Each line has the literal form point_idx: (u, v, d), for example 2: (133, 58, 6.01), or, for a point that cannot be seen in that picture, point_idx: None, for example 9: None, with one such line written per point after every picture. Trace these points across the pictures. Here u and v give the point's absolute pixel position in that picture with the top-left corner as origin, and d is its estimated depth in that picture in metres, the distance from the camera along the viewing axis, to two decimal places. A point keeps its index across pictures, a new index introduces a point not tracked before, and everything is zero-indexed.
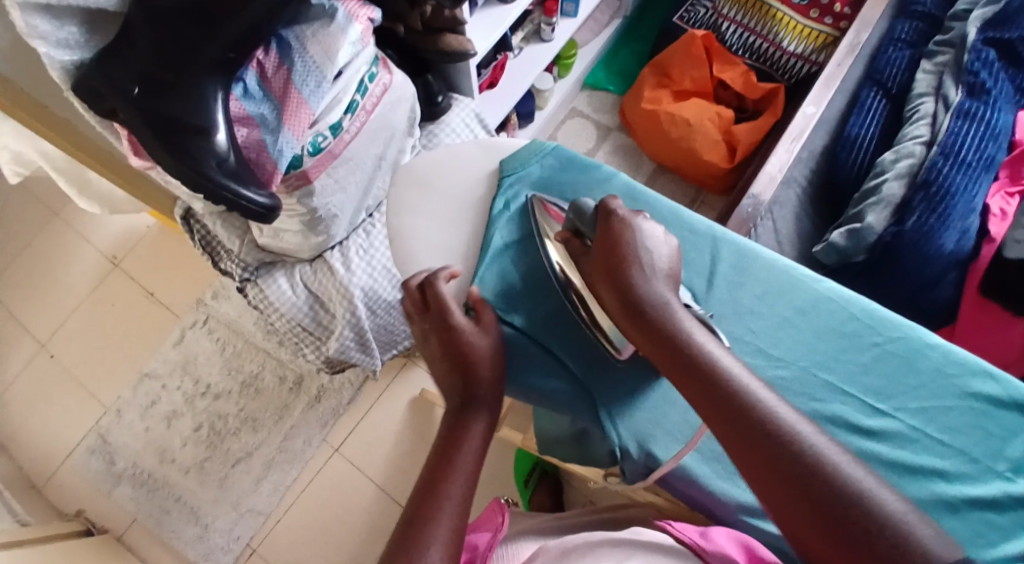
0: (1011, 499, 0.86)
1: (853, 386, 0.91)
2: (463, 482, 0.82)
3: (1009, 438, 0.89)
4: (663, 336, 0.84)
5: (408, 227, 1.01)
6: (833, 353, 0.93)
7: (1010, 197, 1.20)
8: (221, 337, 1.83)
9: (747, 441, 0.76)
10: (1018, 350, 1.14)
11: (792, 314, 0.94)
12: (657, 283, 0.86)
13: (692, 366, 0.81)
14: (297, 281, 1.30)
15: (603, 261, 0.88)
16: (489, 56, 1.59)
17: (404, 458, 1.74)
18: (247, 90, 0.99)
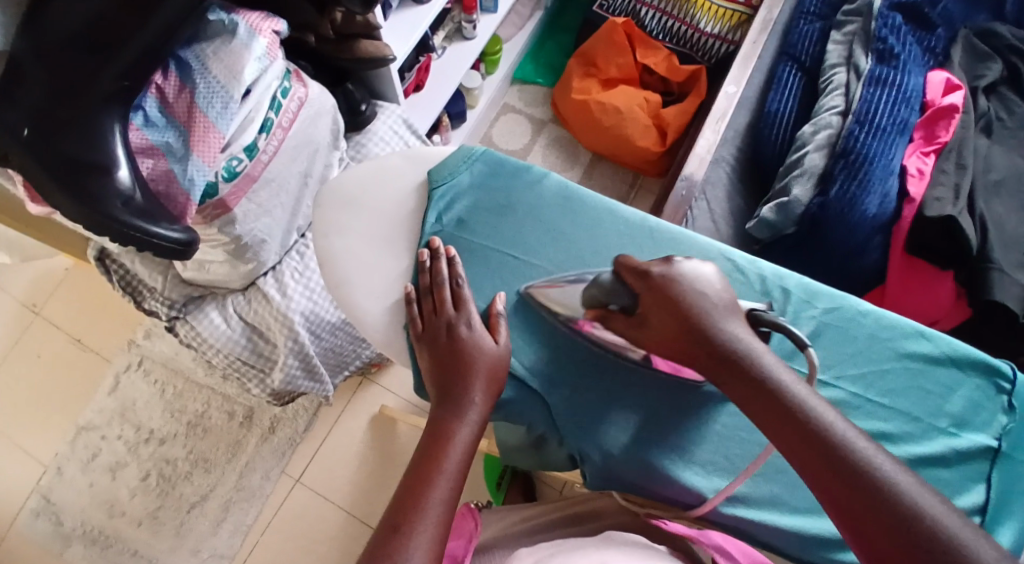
0: (957, 453, 0.85)
1: (795, 361, 0.89)
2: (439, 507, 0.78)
3: (947, 393, 0.88)
4: (720, 355, 0.79)
5: (340, 250, 0.96)
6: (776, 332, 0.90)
7: (926, 156, 1.20)
8: (160, 378, 1.75)
9: (818, 460, 0.72)
10: (948, 303, 1.16)
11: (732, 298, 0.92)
12: (725, 315, 0.81)
13: (772, 402, 0.75)
14: (230, 313, 1.25)
15: (655, 304, 0.83)
16: (411, 59, 1.56)
17: (368, 480, 1.70)
18: (147, 118, 0.94)
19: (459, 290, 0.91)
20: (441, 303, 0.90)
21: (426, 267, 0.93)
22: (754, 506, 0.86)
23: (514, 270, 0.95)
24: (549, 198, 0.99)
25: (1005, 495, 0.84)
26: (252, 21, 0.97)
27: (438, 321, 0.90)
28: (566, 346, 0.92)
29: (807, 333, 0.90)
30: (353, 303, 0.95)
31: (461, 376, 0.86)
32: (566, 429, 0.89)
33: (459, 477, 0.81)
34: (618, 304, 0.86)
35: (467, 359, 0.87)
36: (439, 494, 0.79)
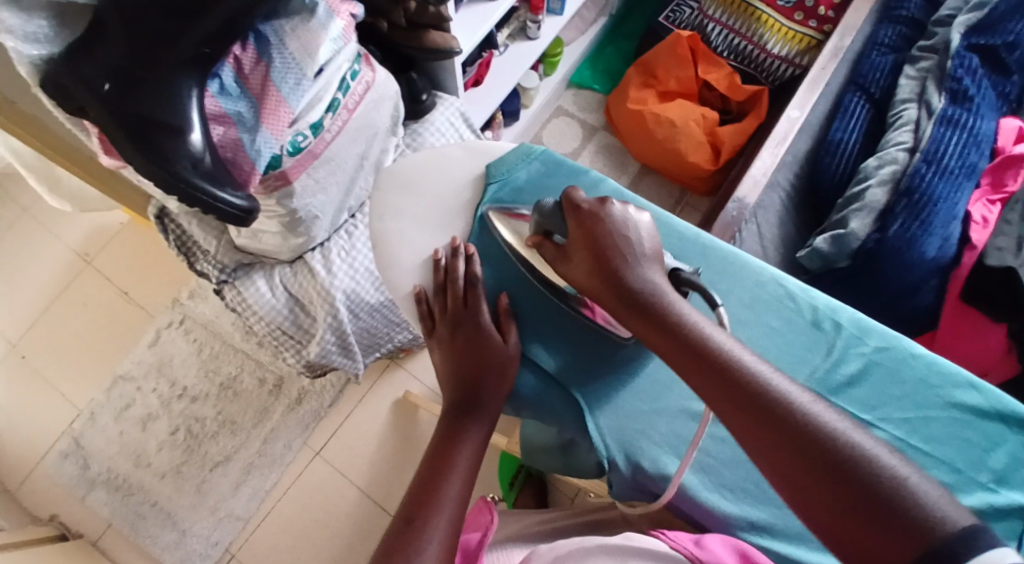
0: (994, 510, 0.83)
1: (840, 397, 0.88)
2: (449, 514, 0.80)
3: (991, 448, 0.86)
4: (655, 318, 0.80)
5: (393, 234, 0.97)
6: (824, 365, 0.89)
7: (992, 205, 1.18)
8: (198, 338, 1.80)
9: (749, 416, 0.71)
10: (997, 355, 1.13)
11: (780, 325, 0.91)
12: (643, 262, 0.83)
13: (692, 351, 0.76)
14: (276, 283, 1.27)
15: (581, 244, 0.85)
16: (474, 54, 1.56)
17: (386, 462, 1.73)
18: (223, 86, 0.96)
19: (472, 287, 0.91)
20: (455, 299, 0.91)
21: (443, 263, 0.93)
22: (783, 537, 0.84)
23: None
24: None
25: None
26: (332, 2, 1.00)
27: (451, 317, 0.91)
28: (610, 355, 0.90)
29: (854, 369, 0.89)
30: (400, 287, 0.96)
31: (473, 377, 0.88)
32: (600, 439, 0.87)
33: (469, 476, 0.84)
34: (559, 233, 0.88)
35: (479, 360, 0.89)
36: (451, 491, 0.82)
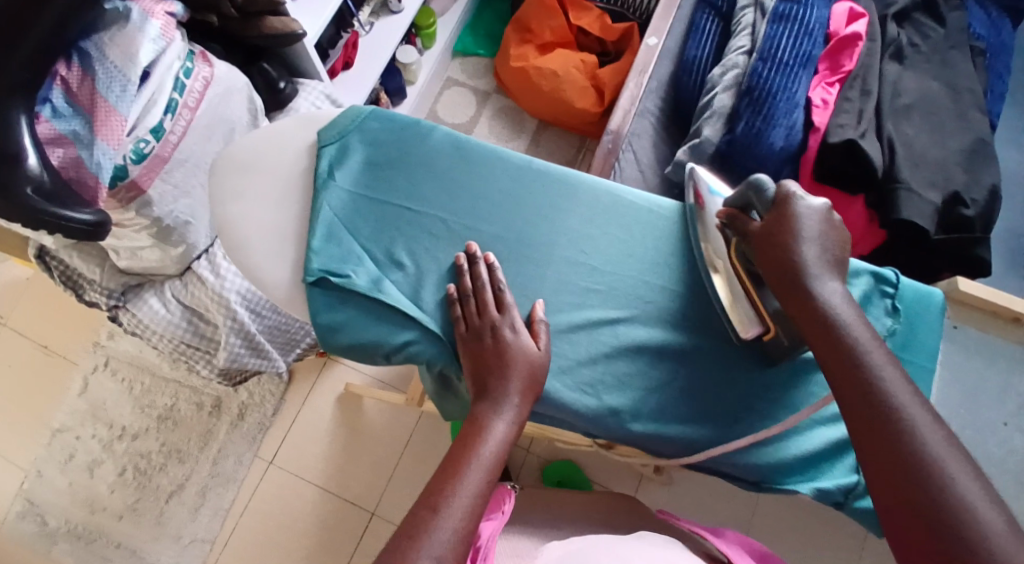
0: None
1: (679, 285, 0.87)
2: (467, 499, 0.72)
3: None
4: (807, 311, 0.76)
5: (236, 216, 0.87)
6: (660, 258, 0.87)
7: (830, 87, 1.22)
8: (125, 376, 1.80)
9: (870, 420, 0.71)
10: (862, 227, 1.21)
11: (619, 230, 0.88)
12: (818, 260, 0.78)
13: (841, 349, 0.74)
14: (168, 298, 1.29)
15: (771, 230, 0.79)
16: (335, 35, 1.58)
17: (339, 455, 1.77)
18: (55, 109, 0.98)
19: (501, 294, 0.82)
20: (484, 306, 0.81)
21: (464, 269, 0.83)
22: (659, 421, 0.83)
23: (411, 224, 0.86)
24: (442, 149, 0.89)
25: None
26: (147, 6, 1.05)
27: (479, 324, 0.80)
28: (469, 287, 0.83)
29: (691, 257, 0.88)
30: (248, 268, 0.85)
31: (499, 377, 0.78)
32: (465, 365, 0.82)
33: (493, 468, 0.74)
34: (760, 214, 0.82)
35: (505, 364, 0.78)
36: (471, 479, 0.73)
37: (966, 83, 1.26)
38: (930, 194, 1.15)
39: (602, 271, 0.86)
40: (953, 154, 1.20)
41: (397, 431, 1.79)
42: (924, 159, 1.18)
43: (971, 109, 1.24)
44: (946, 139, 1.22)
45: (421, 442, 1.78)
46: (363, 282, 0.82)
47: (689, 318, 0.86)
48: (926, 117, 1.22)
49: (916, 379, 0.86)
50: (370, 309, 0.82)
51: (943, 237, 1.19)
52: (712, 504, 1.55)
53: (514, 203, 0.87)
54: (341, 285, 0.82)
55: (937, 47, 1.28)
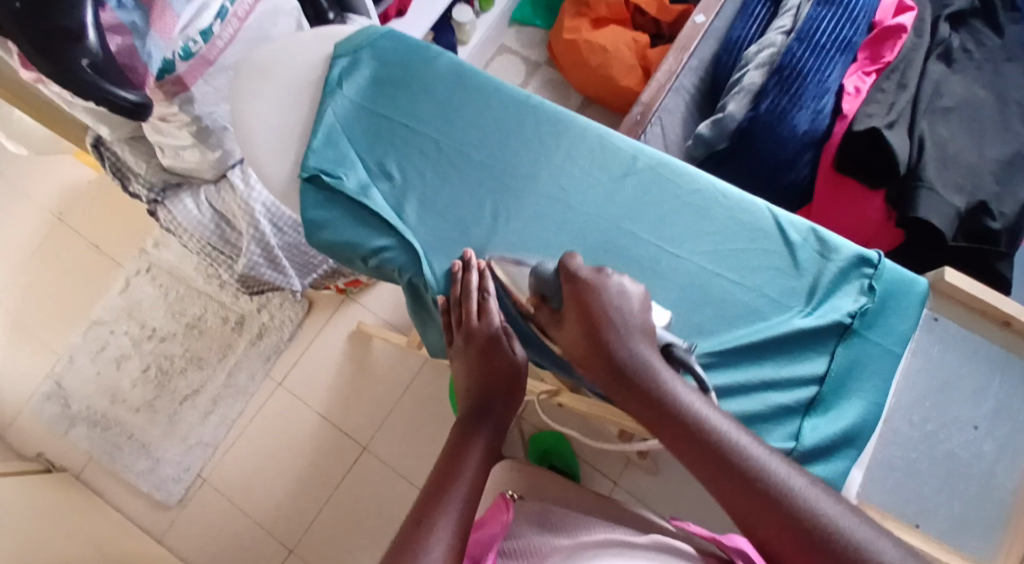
0: (808, 331, 0.82)
1: (651, 234, 0.86)
2: (462, 500, 0.74)
3: (801, 272, 0.84)
4: (638, 392, 0.75)
5: (252, 113, 0.92)
6: (636, 203, 0.88)
7: (867, 76, 1.16)
8: (164, 283, 1.81)
9: (733, 486, 0.70)
10: (876, 225, 1.13)
11: (595, 172, 0.90)
12: (634, 335, 0.77)
13: (679, 425, 0.73)
14: (202, 200, 1.34)
15: (572, 312, 0.79)
16: None
17: (346, 387, 1.76)
18: (120, 1, 1.05)
19: (485, 300, 0.83)
20: (471, 313, 0.83)
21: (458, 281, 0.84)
22: None
23: (404, 140, 0.91)
24: (444, 78, 0.93)
25: (849, 373, 0.82)
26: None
27: (472, 331, 0.83)
28: (447, 208, 0.88)
29: (669, 209, 0.87)
30: (256, 161, 0.91)
31: (487, 383, 0.82)
32: (433, 275, 0.86)
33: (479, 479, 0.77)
34: (556, 298, 0.81)
35: (490, 370, 0.82)
36: (460, 490, 0.75)
37: (1016, 95, 1.18)
38: (954, 198, 1.08)
39: (578, 209, 0.88)
40: (988, 162, 1.12)
41: (402, 375, 1.76)
42: (954, 162, 1.11)
43: (1017, 121, 1.16)
44: (984, 146, 1.13)
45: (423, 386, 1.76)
46: (352, 186, 0.87)
47: (658, 264, 0.85)
48: (966, 120, 1.14)
49: (878, 361, 0.82)
50: (355, 213, 0.87)
51: (963, 244, 1.10)
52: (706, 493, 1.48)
53: (504, 135, 0.91)
54: (330, 185, 0.87)
55: (990, 56, 1.19)
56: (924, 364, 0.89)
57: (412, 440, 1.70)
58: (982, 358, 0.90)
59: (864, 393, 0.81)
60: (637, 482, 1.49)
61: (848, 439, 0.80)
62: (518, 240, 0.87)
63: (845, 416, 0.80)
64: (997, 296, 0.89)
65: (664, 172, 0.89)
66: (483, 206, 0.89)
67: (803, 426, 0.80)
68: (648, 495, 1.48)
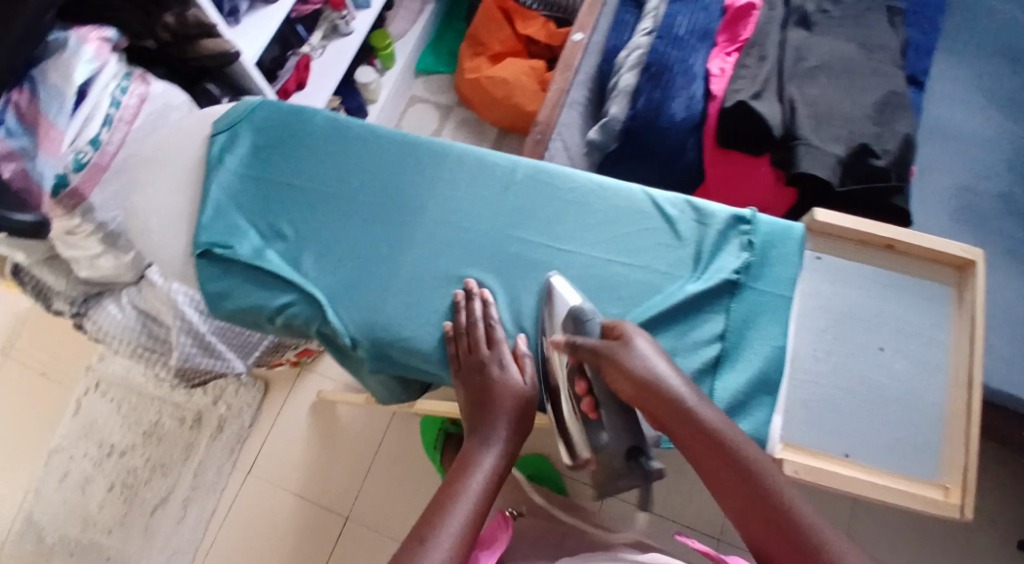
0: (700, 294, 0.88)
1: (542, 237, 0.92)
2: (467, 509, 0.79)
3: (683, 241, 0.91)
4: (689, 440, 0.79)
5: None
6: (522, 211, 0.93)
7: (728, 56, 1.22)
8: (115, 396, 1.67)
9: (766, 531, 0.74)
10: (770, 190, 1.18)
11: (478, 191, 0.94)
12: (686, 391, 0.80)
13: (723, 471, 0.77)
14: (125, 304, 1.33)
15: (620, 381, 0.81)
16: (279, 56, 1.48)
17: (316, 461, 1.62)
18: (7, 130, 1.02)
19: (494, 329, 0.87)
20: (477, 343, 0.86)
21: (460, 308, 0.88)
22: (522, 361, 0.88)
23: (291, 198, 0.93)
24: (320, 132, 0.95)
25: (747, 325, 0.88)
26: (80, 33, 1.09)
27: (473, 361, 0.87)
28: (345, 251, 0.91)
29: (554, 211, 0.93)
30: None
31: (488, 411, 0.86)
32: (342, 319, 0.88)
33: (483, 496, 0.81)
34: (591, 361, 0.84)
35: (493, 401, 0.87)
36: (463, 502, 0.79)
37: (880, 42, 1.20)
38: (833, 147, 1.10)
39: (469, 227, 0.92)
40: (862, 109, 1.14)
41: (370, 437, 1.63)
42: (829, 118, 1.13)
43: (885, 65, 1.18)
44: (856, 95, 1.15)
45: (393, 443, 1.63)
46: (246, 252, 0.89)
47: (552, 263, 0.91)
48: (836, 76, 1.16)
49: (771, 307, 0.88)
50: (255, 277, 0.89)
51: (852, 187, 1.12)
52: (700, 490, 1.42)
53: (388, 173, 0.94)
54: (223, 256, 0.89)
55: (848, 13, 1.22)
56: (813, 300, 0.90)
57: (395, 501, 1.58)
58: (867, 284, 0.91)
59: (765, 339, 0.87)
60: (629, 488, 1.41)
61: (760, 385, 0.86)
62: (418, 268, 0.91)
63: (752, 365, 0.87)
64: (873, 224, 0.90)
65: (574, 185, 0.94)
66: (378, 243, 0.91)
67: (716, 381, 0.86)
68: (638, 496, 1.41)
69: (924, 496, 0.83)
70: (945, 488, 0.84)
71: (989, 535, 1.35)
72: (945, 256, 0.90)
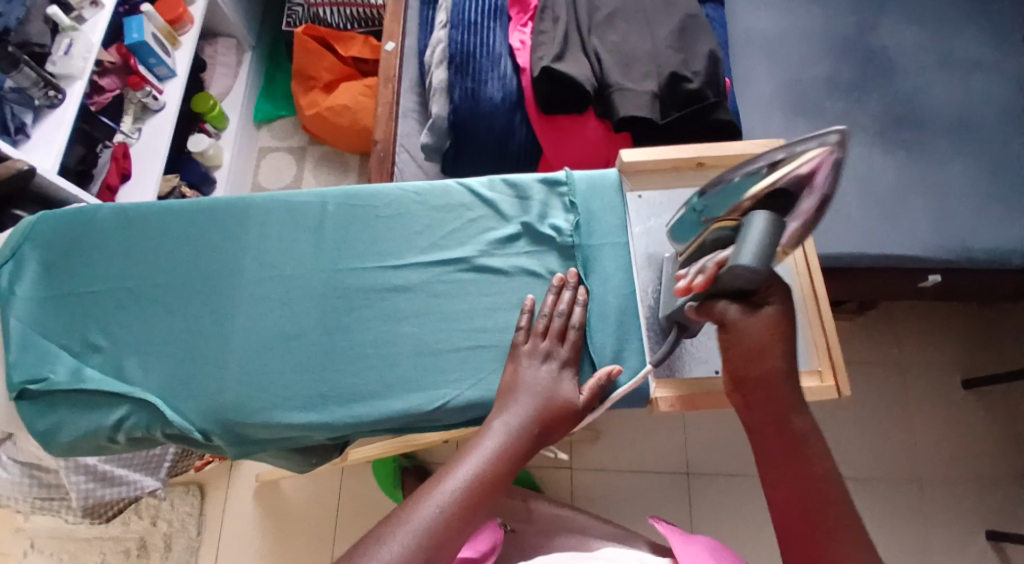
0: (541, 268, 0.88)
1: (370, 260, 0.88)
2: (475, 478, 0.76)
3: (511, 221, 0.89)
4: (764, 379, 0.77)
5: None
6: (342, 241, 0.89)
7: (524, 27, 1.21)
8: (53, 550, 1.51)
9: (780, 462, 0.77)
10: (601, 140, 1.15)
11: (287, 236, 0.89)
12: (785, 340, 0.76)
13: (777, 411, 0.77)
14: (3, 461, 1.20)
15: (741, 337, 0.76)
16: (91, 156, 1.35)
17: (278, 545, 1.50)
18: None
19: (569, 331, 0.84)
20: (549, 332, 0.83)
21: (551, 294, 0.85)
22: (384, 393, 0.84)
23: (100, 305, 0.87)
24: (109, 229, 0.89)
25: (595, 280, 0.87)
26: None
27: (555, 330, 0.84)
28: (172, 342, 0.85)
29: (376, 231, 0.89)
30: None
31: (531, 385, 0.81)
32: (189, 412, 0.83)
33: (493, 472, 0.76)
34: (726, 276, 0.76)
35: (517, 382, 0.81)
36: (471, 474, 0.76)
37: None
38: (645, 85, 1.09)
39: (293, 275, 0.88)
40: (662, 40, 1.13)
41: (325, 502, 1.51)
42: (633, 56, 1.12)
43: None
44: (653, 28, 1.14)
45: (351, 498, 1.51)
46: (64, 377, 0.84)
47: (386, 285, 0.87)
48: (630, 18, 1.15)
49: (611, 257, 0.88)
50: (82, 400, 0.84)
51: (679, 113, 1.10)
52: (662, 445, 1.36)
53: (194, 246, 0.88)
54: (41, 388, 0.84)
55: None
56: (648, 241, 0.89)
57: None
58: None
59: (617, 289, 0.87)
60: (590, 458, 1.36)
61: (626, 334, 0.86)
62: (253, 334, 0.86)
63: (610, 314, 0.86)
64: (675, 148, 0.89)
65: (400, 198, 0.90)
66: (204, 323, 0.86)
67: (587, 344, 0.85)
68: (609, 461, 1.36)
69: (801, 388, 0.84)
70: (819, 373, 0.85)
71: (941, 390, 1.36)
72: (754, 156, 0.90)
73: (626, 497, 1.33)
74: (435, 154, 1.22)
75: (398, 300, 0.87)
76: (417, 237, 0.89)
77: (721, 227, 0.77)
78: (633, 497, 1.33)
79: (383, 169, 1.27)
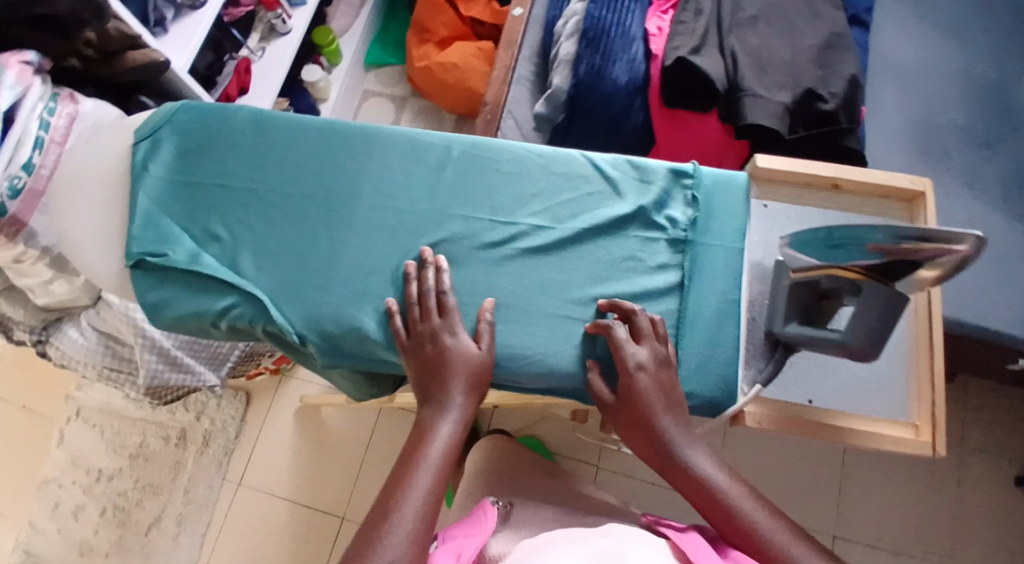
0: (646, 254, 0.89)
1: (482, 210, 0.90)
2: (429, 470, 0.77)
3: (625, 201, 0.91)
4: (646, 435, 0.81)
5: (71, 222, 0.92)
6: (460, 186, 0.91)
7: (664, 14, 1.19)
8: (97, 421, 1.54)
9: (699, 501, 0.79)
10: (717, 139, 1.16)
11: (408, 171, 0.92)
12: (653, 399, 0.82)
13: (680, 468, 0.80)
14: (85, 327, 1.27)
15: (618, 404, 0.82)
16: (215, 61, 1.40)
17: (308, 466, 1.53)
18: None
19: (444, 298, 0.85)
20: (427, 312, 0.84)
21: (413, 281, 0.86)
22: None
23: (223, 198, 0.91)
24: (243, 128, 0.93)
25: (697, 276, 0.89)
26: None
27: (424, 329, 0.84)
28: (282, 247, 0.89)
29: (493, 183, 0.91)
30: (87, 267, 0.91)
31: (440, 373, 0.82)
32: (285, 316, 0.87)
33: (442, 462, 0.78)
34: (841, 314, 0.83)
35: (447, 368, 0.82)
36: (421, 473, 0.77)
37: None
38: (778, 95, 1.09)
39: (408, 209, 0.90)
40: (803, 52, 1.12)
41: (361, 437, 1.54)
42: (769, 62, 1.11)
43: (824, 7, 1.16)
44: (795, 39, 1.13)
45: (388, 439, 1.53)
46: (180, 257, 0.88)
47: (495, 236, 0.89)
48: (775, 25, 1.14)
49: (717, 258, 0.89)
50: (190, 282, 0.88)
51: (807, 132, 1.12)
52: None
53: (320, 162, 0.92)
54: (156, 263, 0.88)
55: None
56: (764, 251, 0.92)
57: None
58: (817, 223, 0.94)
59: (716, 290, 0.88)
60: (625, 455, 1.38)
61: (716, 337, 0.87)
62: (360, 256, 0.89)
63: (703, 312, 0.87)
64: (815, 165, 0.93)
65: (523, 157, 0.92)
66: (316, 236, 0.90)
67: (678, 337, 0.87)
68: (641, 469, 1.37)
69: (894, 435, 0.88)
70: (915, 427, 0.88)
71: (990, 467, 1.35)
72: (892, 189, 0.94)
73: (654, 498, 1.35)
74: (545, 124, 1.23)
75: (504, 253, 0.89)
76: (533, 199, 0.91)
77: (835, 277, 0.81)
78: (662, 500, 1.35)
79: (487, 132, 1.31)
